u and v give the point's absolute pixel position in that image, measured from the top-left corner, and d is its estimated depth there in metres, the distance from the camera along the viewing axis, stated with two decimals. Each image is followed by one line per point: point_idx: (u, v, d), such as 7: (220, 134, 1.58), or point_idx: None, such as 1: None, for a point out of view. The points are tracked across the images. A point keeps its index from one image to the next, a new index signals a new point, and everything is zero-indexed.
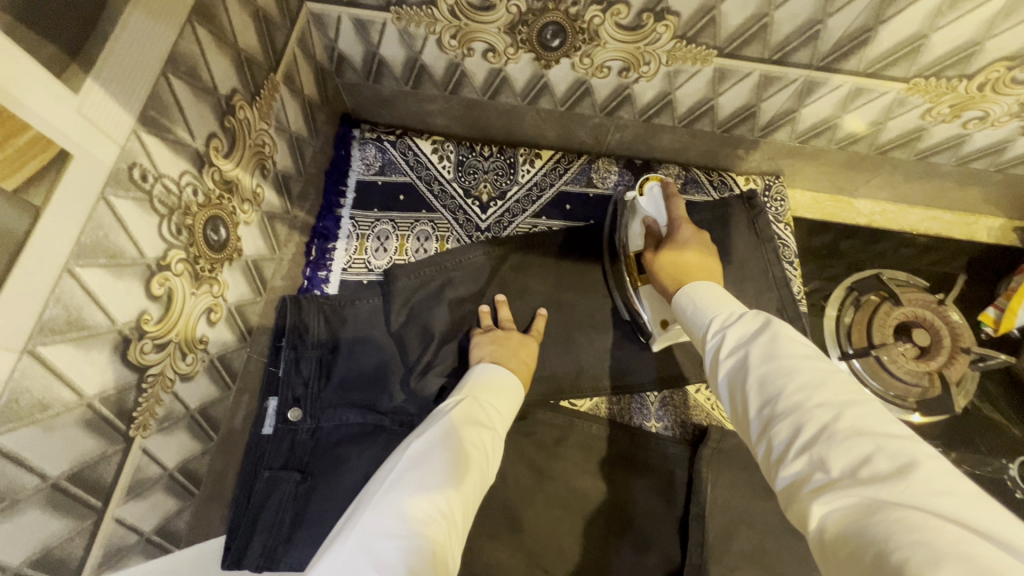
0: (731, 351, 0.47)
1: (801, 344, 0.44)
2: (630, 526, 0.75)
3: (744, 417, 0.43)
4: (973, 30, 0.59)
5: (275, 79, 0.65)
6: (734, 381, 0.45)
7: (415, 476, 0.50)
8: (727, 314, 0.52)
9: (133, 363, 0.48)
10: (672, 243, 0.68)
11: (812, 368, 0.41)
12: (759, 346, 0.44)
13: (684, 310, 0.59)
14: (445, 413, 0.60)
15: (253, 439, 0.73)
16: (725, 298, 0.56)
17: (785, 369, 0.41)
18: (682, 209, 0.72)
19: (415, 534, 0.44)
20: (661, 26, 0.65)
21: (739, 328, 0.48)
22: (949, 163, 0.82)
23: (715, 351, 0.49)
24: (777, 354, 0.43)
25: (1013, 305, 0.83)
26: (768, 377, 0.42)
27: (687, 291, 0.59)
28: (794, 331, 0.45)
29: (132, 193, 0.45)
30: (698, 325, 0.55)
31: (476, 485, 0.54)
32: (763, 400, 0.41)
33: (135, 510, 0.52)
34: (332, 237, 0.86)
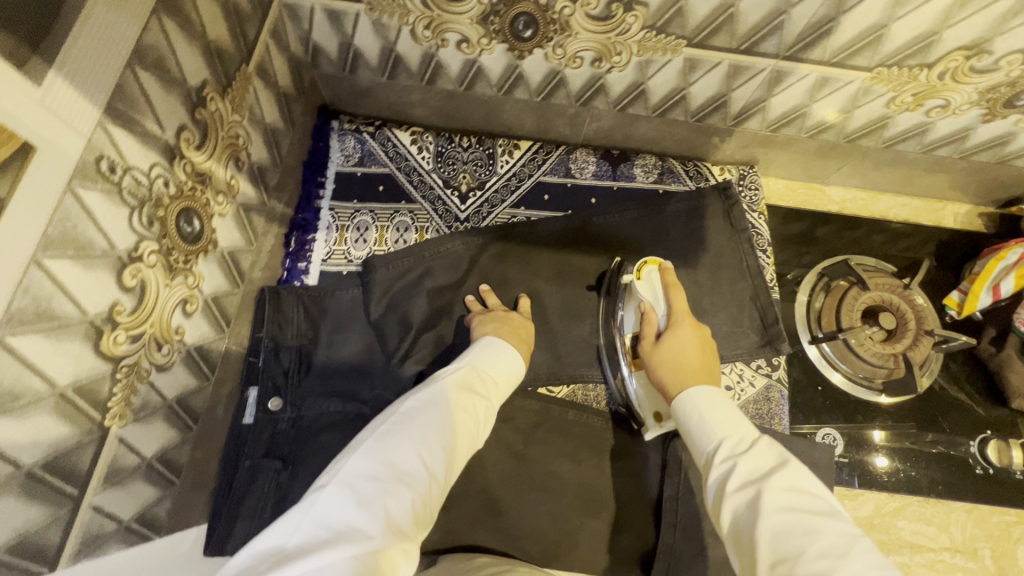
0: (741, 484, 0.53)
1: (814, 501, 0.50)
2: (605, 507, 0.78)
3: (751, 563, 0.48)
4: (931, 19, 0.61)
5: (247, 70, 0.65)
6: (744, 520, 0.51)
7: (409, 433, 0.54)
8: (734, 440, 0.58)
9: (107, 354, 0.49)
10: (670, 337, 0.73)
11: (829, 532, 0.47)
12: (777, 489, 0.51)
13: (685, 418, 0.64)
14: (444, 376, 0.64)
15: (235, 429, 0.74)
16: (729, 412, 0.62)
17: (808, 530, 0.47)
18: (680, 301, 0.77)
19: (399, 484, 0.49)
20: (630, 17, 0.66)
21: (756, 460, 0.54)
22: (915, 151, 0.84)
23: (722, 480, 0.55)
24: (794, 508, 0.49)
25: (976, 288, 0.84)
26: (784, 531, 0.47)
27: (687, 395, 0.65)
28: (810, 486, 0.51)
29: (100, 185, 0.45)
30: (701, 441, 0.60)
31: (464, 447, 0.58)
32: (779, 554, 0.46)
33: (113, 498, 0.53)
34: (311, 229, 0.86)
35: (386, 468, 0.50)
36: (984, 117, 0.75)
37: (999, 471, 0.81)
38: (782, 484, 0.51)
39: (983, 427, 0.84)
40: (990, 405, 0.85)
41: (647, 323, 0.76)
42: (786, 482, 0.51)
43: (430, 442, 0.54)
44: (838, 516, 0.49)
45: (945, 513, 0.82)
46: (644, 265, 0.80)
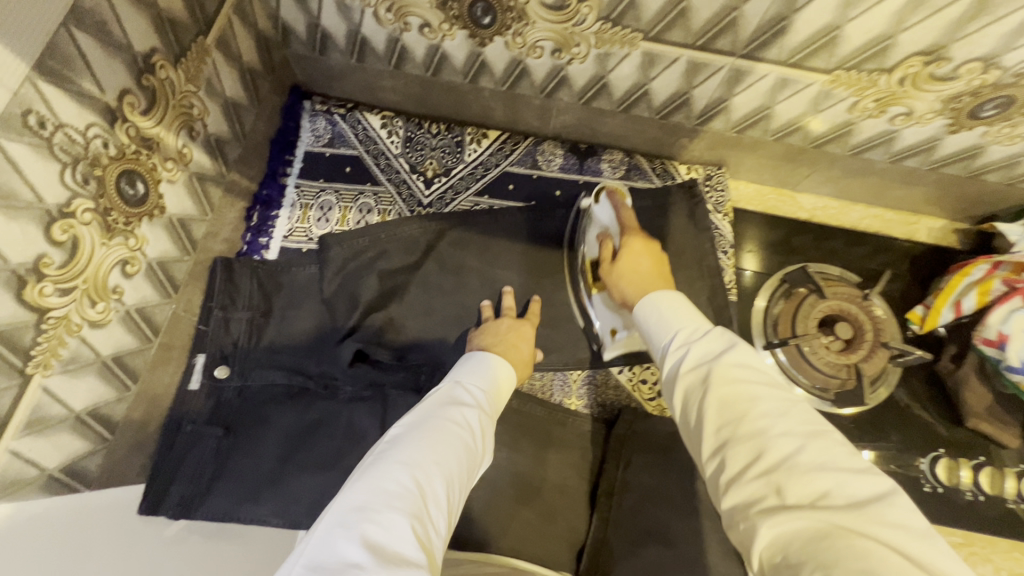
0: (692, 366, 0.50)
1: (760, 372, 0.47)
2: (539, 496, 0.78)
3: (699, 436, 0.47)
4: (884, 23, 0.60)
5: (204, 43, 0.67)
6: (692, 398, 0.48)
7: (396, 454, 0.51)
8: (688, 330, 0.54)
9: (31, 304, 0.50)
10: (626, 251, 0.72)
11: (775, 397, 0.45)
12: (723, 363, 0.48)
13: (645, 321, 0.60)
14: (430, 398, 0.61)
15: (179, 394, 0.75)
16: (684, 307, 0.58)
17: (750, 397, 0.45)
18: (631, 216, 0.76)
19: (391, 508, 0.45)
20: (584, 8, 0.66)
21: (706, 343, 0.51)
22: (882, 160, 0.82)
23: (674, 367, 0.52)
24: (739, 378, 0.46)
25: (938, 304, 0.83)
26: (729, 400, 0.45)
27: (646, 299, 0.61)
28: (757, 357, 0.48)
29: (26, 139, 0.47)
30: (657, 340, 0.57)
31: (464, 460, 0.54)
32: (723, 422, 0.45)
33: (31, 446, 0.55)
34: (275, 205, 0.87)
35: (376, 495, 0.46)
36: (949, 128, 0.73)
37: (948, 491, 0.80)
38: (730, 361, 0.48)
39: (935, 445, 0.82)
40: (949, 424, 0.83)
41: (602, 245, 0.76)
42: (734, 358, 0.48)
43: (422, 461, 0.50)
44: (783, 381, 0.47)
45: None
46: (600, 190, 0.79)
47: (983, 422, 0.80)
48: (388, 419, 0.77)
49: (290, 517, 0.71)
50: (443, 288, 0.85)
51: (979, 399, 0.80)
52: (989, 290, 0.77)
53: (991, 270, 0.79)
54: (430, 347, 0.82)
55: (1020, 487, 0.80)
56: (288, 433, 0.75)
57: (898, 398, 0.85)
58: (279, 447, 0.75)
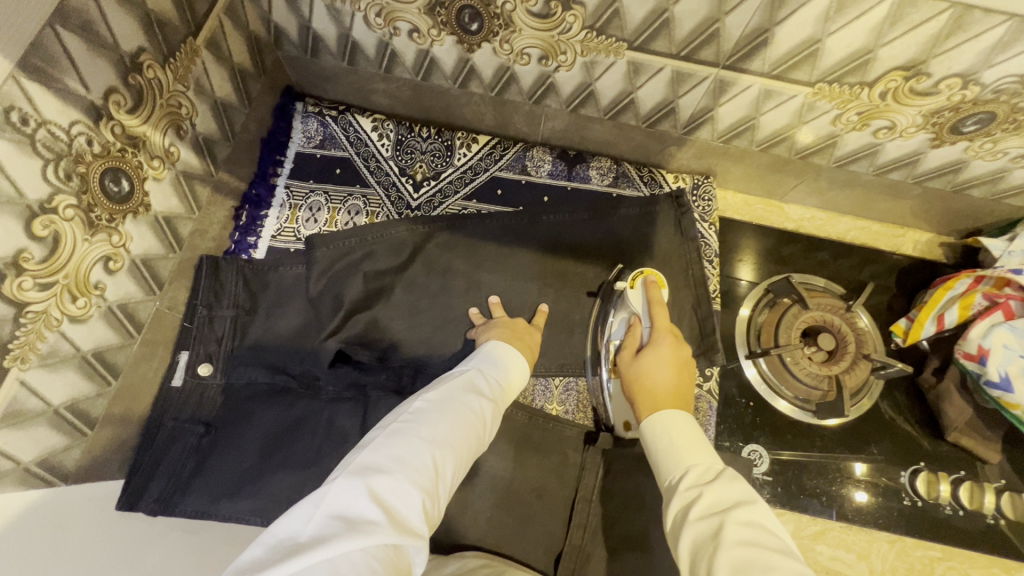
0: (704, 515, 0.50)
1: (775, 539, 0.46)
2: (518, 501, 0.78)
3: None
4: (864, 37, 0.60)
5: (194, 44, 0.69)
6: (704, 552, 0.47)
7: (418, 430, 0.54)
8: (699, 468, 0.56)
9: (10, 298, 0.51)
10: (651, 352, 0.72)
11: (789, 569, 0.43)
12: (734, 518, 0.48)
13: (652, 437, 0.63)
14: (451, 380, 0.64)
15: (162, 390, 0.75)
16: (698, 442, 0.60)
17: (765, 563, 0.43)
18: (665, 317, 0.76)
19: (408, 479, 0.48)
20: (570, 16, 0.67)
21: (720, 491, 0.52)
22: (868, 173, 0.83)
23: (684, 515, 0.52)
24: (751, 540, 0.46)
25: (922, 317, 0.83)
26: (740, 563, 0.44)
27: (659, 416, 0.64)
28: (773, 523, 0.48)
29: (8, 135, 0.48)
30: (667, 472, 0.58)
31: (471, 448, 0.58)
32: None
33: (6, 439, 0.55)
34: (264, 205, 0.88)
35: (396, 462, 0.49)
36: (932, 143, 0.74)
37: (927, 505, 0.79)
38: (743, 517, 0.48)
39: (916, 458, 0.82)
40: (931, 438, 0.83)
41: (631, 333, 0.77)
42: (748, 515, 0.48)
43: (439, 442, 0.54)
44: (801, 557, 0.45)
45: (867, 542, 0.79)
46: (638, 275, 0.80)
47: (963, 436, 0.80)
48: (368, 419, 0.77)
49: (268, 515, 0.71)
50: (428, 290, 0.85)
51: (959, 412, 0.80)
52: (971, 304, 0.78)
53: (973, 285, 0.80)
54: (414, 349, 0.83)
55: (1000, 503, 0.79)
56: (269, 432, 0.76)
57: (883, 410, 0.85)
58: (259, 446, 0.75)
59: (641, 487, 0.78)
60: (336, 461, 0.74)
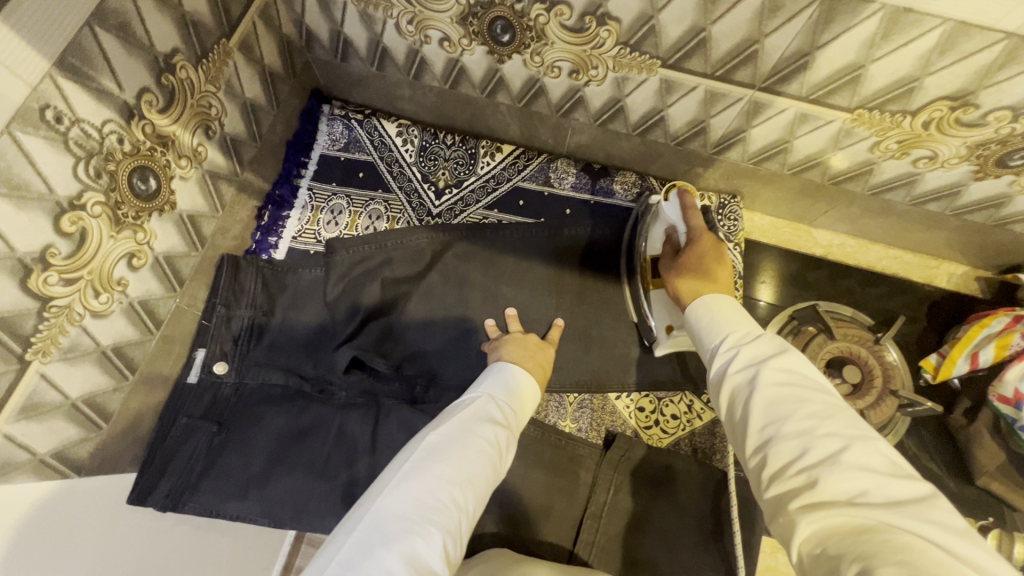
0: (741, 367, 0.49)
1: (806, 377, 0.46)
2: (526, 519, 0.76)
3: (740, 435, 0.47)
4: (910, 65, 0.58)
5: (227, 45, 0.69)
6: (739, 395, 0.48)
7: (435, 469, 0.52)
8: (738, 332, 0.54)
9: (35, 292, 0.52)
10: (689, 250, 0.68)
11: (818, 399, 0.44)
12: (769, 367, 0.47)
13: (696, 322, 0.60)
14: (463, 409, 0.62)
15: (178, 387, 0.75)
16: (737, 313, 0.57)
17: (797, 397, 0.44)
18: (700, 219, 0.71)
19: (428, 523, 0.47)
20: (604, 32, 0.66)
21: (755, 347, 0.50)
22: (903, 202, 0.80)
23: (722, 370, 0.51)
24: (784, 380, 0.46)
25: (954, 355, 0.80)
26: (771, 402, 0.45)
27: (701, 300, 0.60)
28: (806, 364, 0.47)
29: (42, 132, 0.48)
30: (708, 340, 0.56)
31: (490, 478, 0.56)
32: (766, 419, 0.44)
33: (24, 430, 0.56)
34: (287, 206, 0.88)
35: (414, 505, 0.48)
36: (975, 175, 0.71)
37: None
38: (779, 364, 0.47)
39: None
40: (958, 479, 0.80)
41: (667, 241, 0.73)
42: (782, 361, 0.47)
43: (456, 478, 0.52)
44: (831, 389, 0.45)
45: None
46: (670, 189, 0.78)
47: (993, 481, 0.77)
48: (379, 428, 0.76)
49: (275, 517, 0.71)
50: (445, 299, 0.85)
51: (990, 456, 0.77)
52: (1009, 344, 0.74)
53: (1011, 324, 0.76)
54: (428, 358, 0.82)
55: None
56: (277, 435, 0.75)
57: (907, 446, 0.82)
58: (268, 449, 0.74)
59: (652, 511, 0.76)
60: (344, 465, 0.74)
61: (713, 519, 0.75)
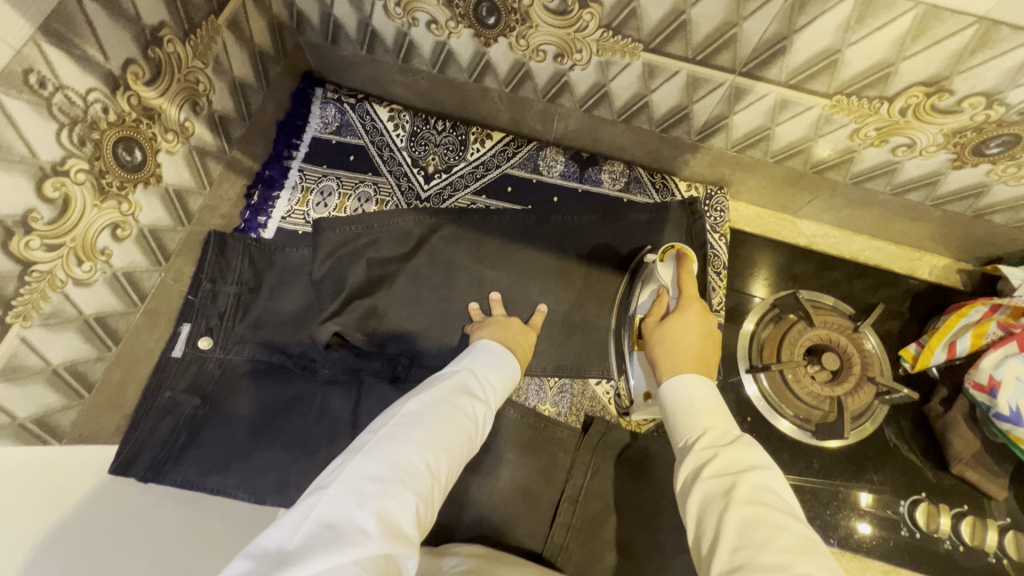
0: (717, 474, 0.49)
1: (783, 502, 0.46)
2: (505, 499, 0.76)
3: (710, 559, 0.45)
4: (885, 49, 0.59)
5: (216, 22, 0.70)
6: (712, 507, 0.47)
7: (411, 433, 0.53)
8: (715, 431, 0.54)
9: (16, 256, 0.52)
10: (676, 318, 0.70)
11: (796, 532, 0.43)
12: (747, 482, 0.47)
13: (671, 405, 0.60)
14: (442, 380, 0.63)
15: (161, 359, 0.76)
16: (713, 403, 0.58)
17: (773, 524, 0.43)
18: (693, 286, 0.73)
19: (402, 485, 0.48)
20: (587, 14, 0.66)
21: (734, 453, 0.50)
22: (885, 192, 0.81)
23: (696, 472, 0.51)
24: (762, 500, 0.45)
25: (933, 344, 0.81)
26: (748, 525, 0.44)
27: (680, 377, 0.61)
28: (782, 487, 0.47)
29: (26, 96, 0.49)
30: (682, 434, 0.56)
31: (464, 450, 0.57)
32: (739, 543, 0.43)
33: (4, 393, 0.57)
34: (277, 186, 0.89)
35: (390, 468, 0.49)
36: (953, 164, 0.71)
37: (926, 537, 0.77)
38: (756, 480, 0.47)
39: (916, 488, 0.79)
40: (935, 468, 0.81)
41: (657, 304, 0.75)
42: (759, 478, 0.47)
43: (431, 445, 0.53)
44: (807, 521, 0.45)
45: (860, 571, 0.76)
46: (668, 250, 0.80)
47: (969, 470, 0.77)
48: (360, 404, 0.78)
49: (256, 493, 0.72)
50: (430, 281, 0.86)
51: (966, 444, 0.77)
52: (985, 333, 0.76)
53: (988, 313, 0.77)
54: (412, 339, 0.83)
55: (1003, 542, 0.76)
56: (259, 408, 0.77)
57: (887, 436, 0.83)
58: (249, 423, 0.76)
59: (630, 494, 0.77)
60: (325, 442, 0.75)
61: None
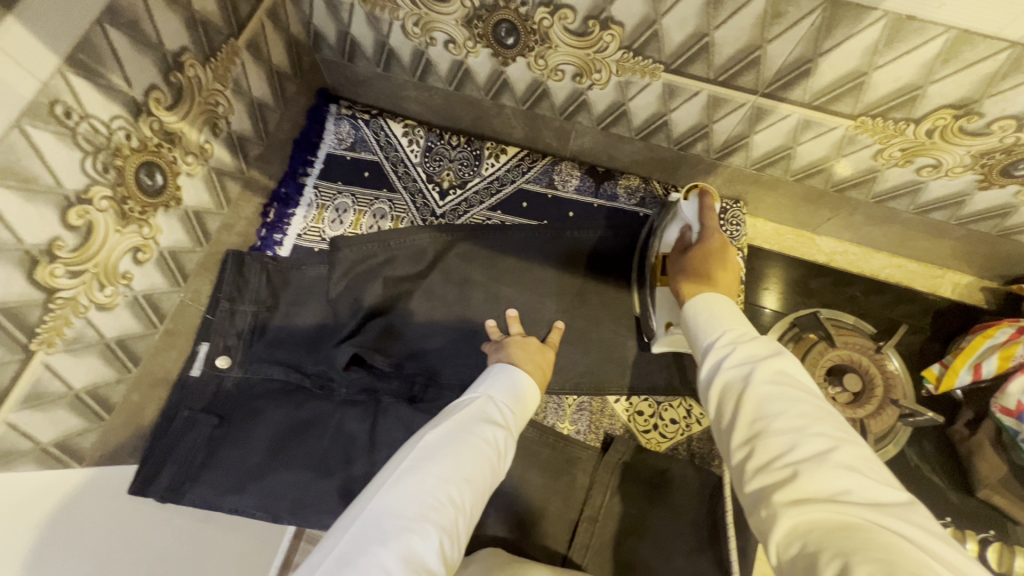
0: (735, 363, 0.48)
1: (799, 381, 0.45)
2: (522, 520, 0.76)
3: (727, 434, 0.45)
4: (913, 72, 0.58)
5: (235, 44, 0.71)
6: (730, 390, 0.46)
7: (433, 466, 0.52)
8: (737, 330, 0.52)
9: (41, 284, 0.53)
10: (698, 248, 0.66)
11: (809, 401, 0.43)
12: (765, 367, 0.46)
13: (692, 319, 0.57)
14: (462, 409, 0.62)
15: (181, 379, 0.76)
16: (735, 316, 0.55)
17: (789, 395, 0.43)
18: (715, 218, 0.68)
19: (424, 521, 0.47)
20: (607, 35, 0.66)
21: (751, 344, 0.49)
22: (908, 211, 0.80)
23: (715, 363, 0.50)
24: (779, 380, 0.45)
25: (957, 365, 0.79)
26: (763, 400, 0.44)
27: (700, 299, 0.58)
28: (798, 367, 0.47)
29: (52, 127, 0.49)
30: (702, 335, 0.54)
31: (486, 480, 0.56)
32: (756, 415, 0.43)
33: (28, 419, 0.57)
34: (293, 204, 0.89)
35: (411, 504, 0.48)
36: (980, 184, 0.70)
37: None
38: (773, 365, 0.46)
39: (941, 512, 0.78)
40: (961, 492, 0.79)
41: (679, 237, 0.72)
42: (776, 361, 0.46)
43: (453, 477, 0.52)
44: (820, 393, 0.45)
45: None
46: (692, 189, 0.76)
47: (996, 494, 0.76)
48: (377, 424, 0.77)
49: (272, 511, 0.72)
50: (446, 299, 0.85)
51: (992, 469, 0.76)
52: (1012, 355, 0.74)
53: (1015, 334, 0.75)
54: (428, 357, 0.83)
55: None
56: (278, 429, 0.76)
57: (908, 458, 0.81)
58: (267, 444, 0.75)
59: (648, 516, 0.76)
60: (342, 462, 0.75)
61: (710, 526, 0.75)
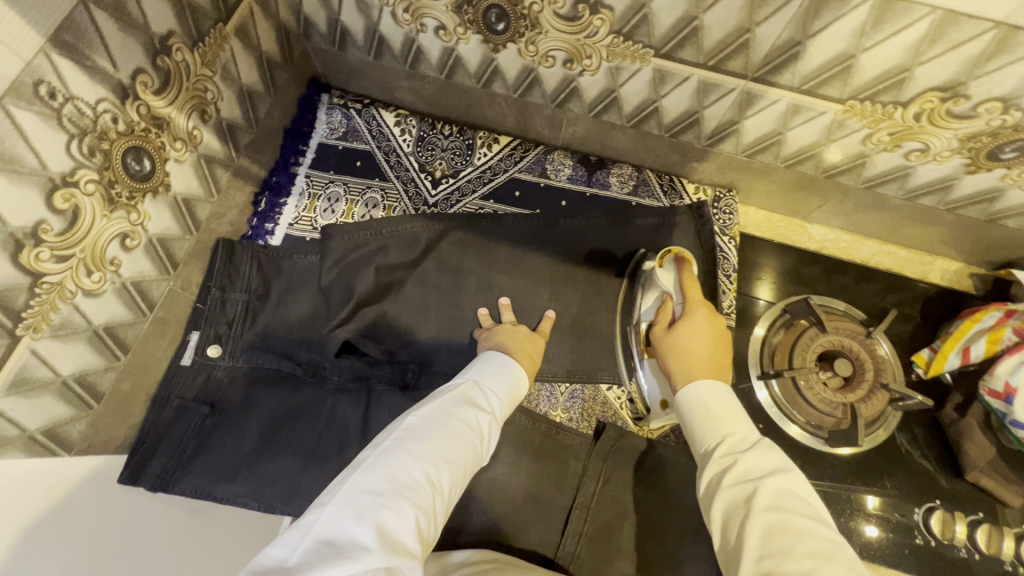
0: (736, 482, 0.50)
1: (805, 506, 0.46)
2: (515, 507, 0.76)
3: (736, 565, 0.45)
4: (900, 55, 0.58)
5: (224, 30, 0.70)
6: (734, 518, 0.48)
7: (412, 446, 0.53)
8: (734, 437, 0.54)
9: (26, 268, 0.52)
10: (682, 324, 0.69)
11: (818, 535, 0.43)
12: (767, 489, 0.47)
13: (687, 411, 0.60)
14: (446, 392, 0.62)
15: (171, 368, 0.75)
16: (732, 409, 0.58)
17: (796, 529, 0.43)
18: (700, 295, 0.73)
19: (400, 498, 0.47)
20: (598, 20, 0.66)
21: (754, 458, 0.51)
22: (897, 196, 0.80)
23: (720, 480, 0.51)
24: (783, 507, 0.46)
25: (946, 349, 0.80)
26: (771, 531, 0.44)
27: (693, 386, 0.60)
28: (804, 492, 0.48)
29: (36, 108, 0.49)
30: (701, 440, 0.57)
31: (468, 462, 0.57)
32: (764, 550, 0.43)
33: (15, 405, 0.56)
34: (284, 193, 0.88)
35: (389, 483, 0.49)
36: (967, 168, 0.71)
37: (941, 546, 0.76)
38: (775, 487, 0.47)
39: (931, 495, 0.79)
40: (949, 476, 0.80)
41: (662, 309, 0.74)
42: (781, 483, 0.48)
43: (432, 457, 0.53)
44: (832, 526, 0.45)
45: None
46: (666, 254, 0.80)
47: (984, 476, 0.76)
48: (370, 412, 0.77)
49: (264, 501, 0.72)
50: (439, 287, 0.85)
51: (980, 451, 0.77)
52: (1000, 339, 0.75)
53: (1003, 318, 0.76)
54: (421, 346, 0.83)
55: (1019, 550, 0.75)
56: (270, 417, 0.76)
57: (898, 442, 0.82)
58: (260, 431, 0.75)
59: (643, 502, 0.76)
60: (335, 450, 0.74)
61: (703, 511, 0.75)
